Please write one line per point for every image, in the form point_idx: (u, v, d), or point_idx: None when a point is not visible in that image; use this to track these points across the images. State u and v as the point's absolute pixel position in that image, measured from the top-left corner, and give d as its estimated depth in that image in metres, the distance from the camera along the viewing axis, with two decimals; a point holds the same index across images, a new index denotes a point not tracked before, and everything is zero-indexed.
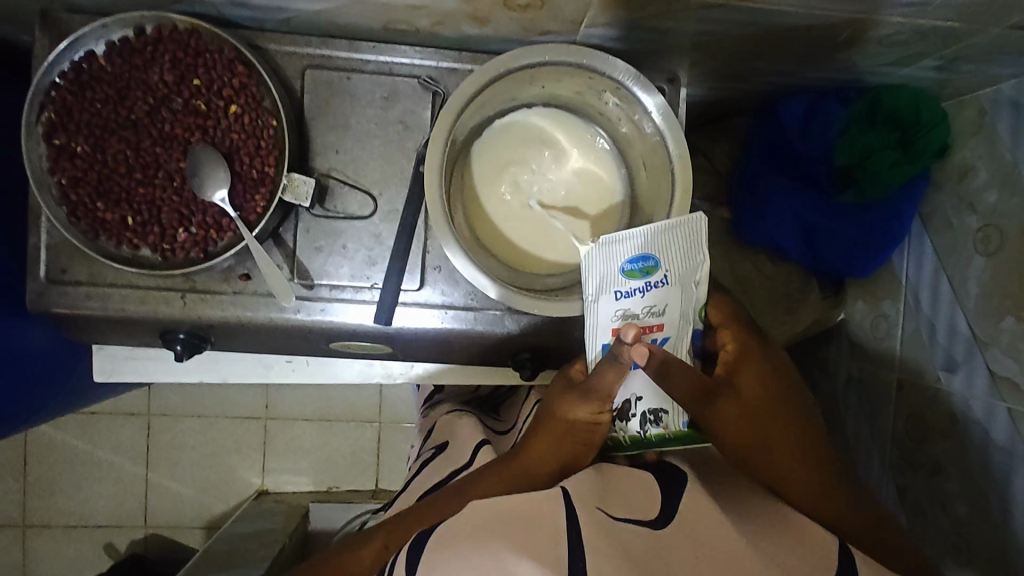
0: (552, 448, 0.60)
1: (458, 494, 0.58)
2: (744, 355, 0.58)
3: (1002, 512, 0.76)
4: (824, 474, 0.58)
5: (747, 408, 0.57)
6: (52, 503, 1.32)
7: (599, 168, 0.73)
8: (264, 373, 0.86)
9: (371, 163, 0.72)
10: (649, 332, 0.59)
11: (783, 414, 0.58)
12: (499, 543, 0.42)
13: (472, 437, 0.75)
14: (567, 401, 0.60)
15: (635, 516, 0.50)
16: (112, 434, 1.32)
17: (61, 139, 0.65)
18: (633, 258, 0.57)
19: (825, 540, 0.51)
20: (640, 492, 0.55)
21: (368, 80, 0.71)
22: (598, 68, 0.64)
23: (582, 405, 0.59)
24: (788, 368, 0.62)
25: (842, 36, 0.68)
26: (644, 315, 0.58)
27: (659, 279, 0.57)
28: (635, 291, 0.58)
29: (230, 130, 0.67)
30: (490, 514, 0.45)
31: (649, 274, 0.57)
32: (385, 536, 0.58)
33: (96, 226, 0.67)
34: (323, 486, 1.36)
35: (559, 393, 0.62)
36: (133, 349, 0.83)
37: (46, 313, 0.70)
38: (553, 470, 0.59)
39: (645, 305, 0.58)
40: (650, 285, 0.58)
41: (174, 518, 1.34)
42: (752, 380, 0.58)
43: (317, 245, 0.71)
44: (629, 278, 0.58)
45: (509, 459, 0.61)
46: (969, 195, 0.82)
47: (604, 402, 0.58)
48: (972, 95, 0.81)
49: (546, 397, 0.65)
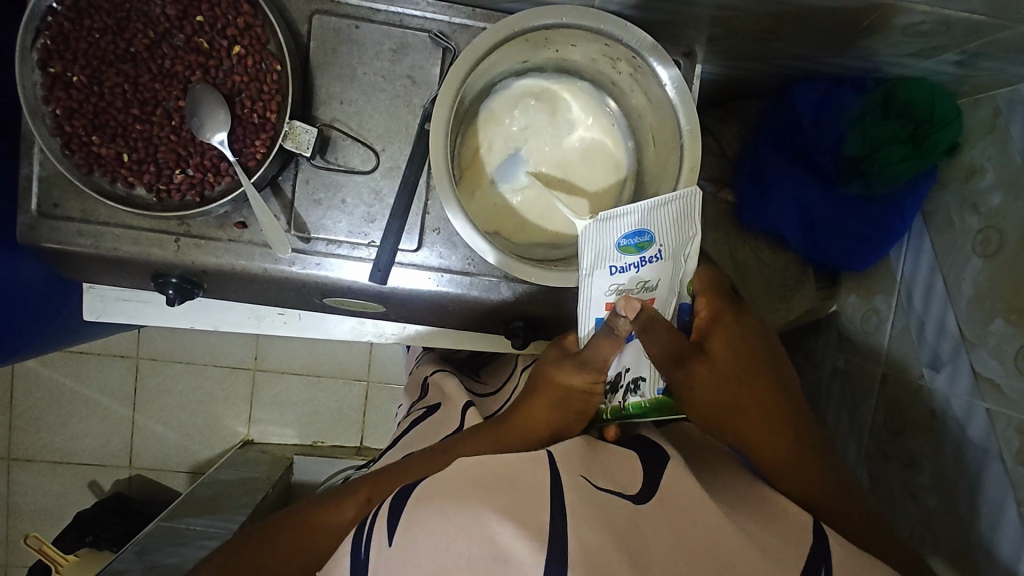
0: (545, 413, 0.61)
1: (446, 453, 0.59)
2: (719, 324, 0.60)
3: (970, 507, 0.78)
4: (801, 453, 0.59)
5: (722, 378, 0.58)
6: (38, 438, 1.33)
7: (608, 141, 0.72)
8: (256, 324, 0.86)
9: (375, 117, 0.70)
10: None
11: (763, 390, 0.60)
12: (481, 501, 0.42)
13: (460, 400, 0.76)
14: (561, 370, 0.62)
15: (615, 485, 0.50)
16: (100, 374, 1.33)
17: (56, 68, 0.63)
18: (629, 234, 0.56)
19: (800, 519, 0.52)
20: (621, 464, 0.55)
21: (377, 31, 0.69)
22: (615, 35, 0.63)
23: (577, 374, 0.61)
24: (762, 338, 0.63)
25: (865, 22, 0.66)
26: (637, 289, 0.58)
27: (653, 255, 0.57)
28: (630, 266, 0.58)
29: (233, 71, 0.65)
30: (474, 473, 0.45)
31: (643, 250, 0.57)
32: (370, 489, 0.58)
33: (91, 160, 0.65)
34: (308, 439, 1.38)
35: (553, 363, 0.64)
36: (124, 290, 0.82)
37: (36, 247, 0.68)
38: (542, 434, 0.61)
39: (639, 281, 0.58)
40: (645, 260, 0.57)
41: (159, 461, 1.36)
42: (726, 350, 0.59)
43: (316, 197, 0.70)
44: (623, 254, 0.57)
45: (498, 422, 0.62)
46: (973, 195, 0.82)
47: (601, 374, 0.60)
48: (988, 94, 0.80)
49: (538, 364, 0.67)
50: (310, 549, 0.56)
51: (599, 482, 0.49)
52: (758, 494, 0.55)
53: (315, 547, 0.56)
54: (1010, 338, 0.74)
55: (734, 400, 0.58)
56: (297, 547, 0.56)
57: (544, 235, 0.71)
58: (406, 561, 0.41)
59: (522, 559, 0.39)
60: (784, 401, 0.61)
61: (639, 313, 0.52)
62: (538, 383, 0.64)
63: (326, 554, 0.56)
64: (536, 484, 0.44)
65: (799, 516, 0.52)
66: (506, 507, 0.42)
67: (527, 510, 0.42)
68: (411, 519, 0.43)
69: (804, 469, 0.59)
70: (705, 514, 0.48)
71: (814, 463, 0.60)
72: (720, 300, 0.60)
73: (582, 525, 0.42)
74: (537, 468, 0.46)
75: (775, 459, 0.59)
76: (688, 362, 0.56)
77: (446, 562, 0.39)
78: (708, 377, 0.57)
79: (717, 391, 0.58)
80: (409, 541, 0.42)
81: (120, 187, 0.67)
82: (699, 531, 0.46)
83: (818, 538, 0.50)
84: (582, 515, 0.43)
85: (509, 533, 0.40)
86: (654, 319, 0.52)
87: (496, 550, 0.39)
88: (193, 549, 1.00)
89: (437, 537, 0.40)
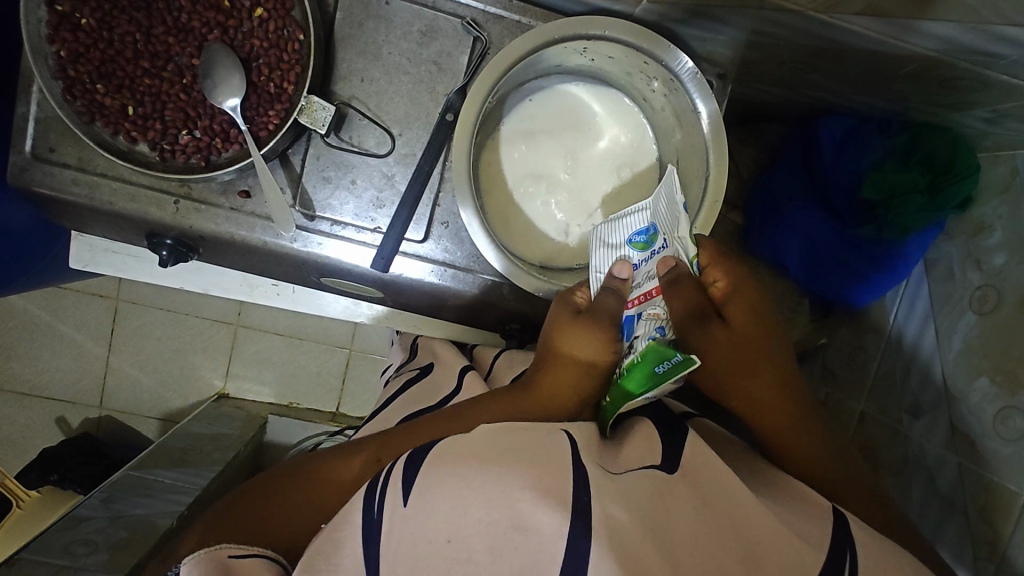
0: (563, 385, 0.58)
1: (454, 420, 0.56)
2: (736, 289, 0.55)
3: (947, 545, 0.78)
4: (809, 429, 0.58)
5: (737, 344, 0.55)
6: (8, 367, 1.29)
7: (630, 155, 0.71)
8: (248, 292, 0.85)
9: (395, 99, 0.68)
10: (650, 299, 0.54)
11: (780, 364, 0.57)
12: (497, 466, 0.41)
13: (457, 366, 0.72)
14: (569, 336, 0.57)
15: (638, 465, 0.48)
16: (78, 312, 1.30)
17: (65, 7, 0.61)
18: (638, 229, 0.55)
19: (813, 509, 0.48)
20: (640, 442, 0.52)
21: (407, 10, 0.66)
22: (654, 55, 0.62)
23: (586, 339, 0.56)
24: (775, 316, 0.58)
25: (908, 68, 0.65)
26: (644, 281, 0.55)
27: (660, 248, 0.53)
28: (639, 261, 0.55)
29: (252, 35, 0.63)
30: (494, 443, 0.44)
31: (652, 245, 0.54)
32: (378, 448, 0.56)
33: (93, 109, 0.62)
34: (284, 400, 1.37)
35: (561, 327, 0.58)
36: (113, 242, 0.79)
37: (27, 190, 0.65)
38: (567, 403, 0.57)
39: (647, 272, 0.54)
40: (654, 254, 0.54)
41: (131, 405, 1.33)
42: (744, 315, 0.55)
43: (325, 174, 0.67)
44: (632, 250, 0.55)
45: (515, 391, 0.59)
46: (978, 251, 0.82)
47: (613, 334, 0.55)
48: (1008, 153, 0.80)
49: (546, 327, 0.61)
50: (300, 508, 0.54)
51: (623, 467, 0.47)
52: (768, 475, 0.55)
53: (321, 497, 0.54)
54: (993, 398, 0.75)
55: (748, 367, 0.56)
56: (285, 508, 0.54)
57: (550, 245, 0.70)
58: (420, 522, 0.40)
59: (542, 529, 0.38)
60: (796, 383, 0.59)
61: (673, 269, 0.52)
62: (553, 350, 0.59)
63: (316, 521, 0.54)
64: (554, 447, 0.44)
65: (820, 499, 0.50)
66: (525, 474, 0.41)
67: (550, 479, 0.40)
68: (426, 481, 0.42)
69: (813, 446, 0.58)
70: (735, 496, 0.45)
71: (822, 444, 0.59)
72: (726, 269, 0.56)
73: (606, 497, 0.40)
74: (556, 442, 0.45)
75: (782, 432, 0.58)
76: (708, 325, 0.53)
77: (462, 527, 0.39)
78: (721, 342, 0.54)
79: (731, 358, 0.55)
80: (423, 502, 0.41)
81: (122, 141, 0.64)
82: (715, 512, 0.43)
83: (836, 523, 0.47)
84: (603, 485, 0.41)
85: (530, 501, 0.39)
86: (680, 275, 0.52)
87: (515, 518, 0.38)
88: (161, 502, 0.96)
89: (453, 498, 0.40)
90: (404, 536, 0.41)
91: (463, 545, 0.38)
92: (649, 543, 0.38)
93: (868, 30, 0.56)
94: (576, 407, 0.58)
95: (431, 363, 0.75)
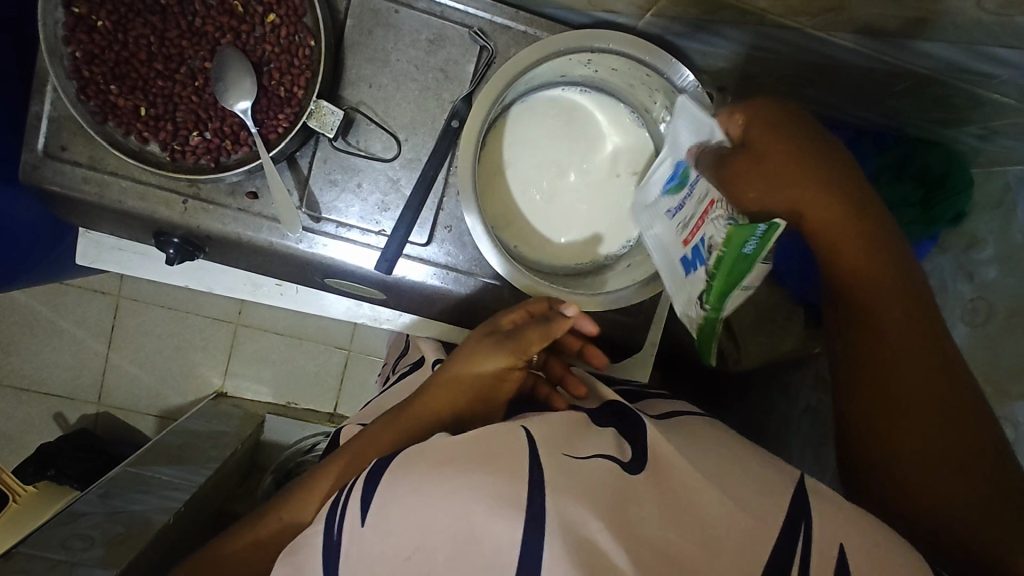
0: (451, 401, 0.57)
1: (373, 437, 0.56)
2: (765, 124, 0.52)
3: None
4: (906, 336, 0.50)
5: (780, 182, 0.50)
6: (7, 363, 1.30)
7: (632, 162, 0.73)
8: (251, 292, 0.86)
9: (402, 105, 0.69)
10: (700, 224, 0.54)
11: (886, 254, 0.51)
12: (451, 484, 0.40)
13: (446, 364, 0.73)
14: (478, 352, 0.58)
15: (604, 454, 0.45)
16: (80, 309, 1.31)
17: (82, 9, 0.62)
18: (671, 176, 0.60)
19: None
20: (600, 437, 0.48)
21: (416, 18, 0.68)
22: (657, 68, 0.64)
23: (492, 357, 0.57)
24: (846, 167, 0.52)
25: (902, 84, 0.66)
26: (692, 214, 0.56)
27: (691, 180, 0.56)
28: (682, 199, 0.58)
29: (265, 40, 0.64)
30: (451, 455, 0.43)
31: (684, 179, 0.57)
32: (360, 449, 0.56)
33: (105, 109, 0.63)
34: (282, 400, 1.37)
35: (473, 346, 0.60)
36: (120, 240, 0.80)
37: (38, 188, 0.66)
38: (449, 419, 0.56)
39: (693, 204, 0.56)
40: (689, 185, 0.57)
41: (129, 402, 1.33)
42: (786, 149, 0.51)
43: (332, 177, 0.69)
44: (674, 194, 0.59)
45: (408, 407, 0.57)
46: (970, 264, 0.83)
47: (519, 354, 0.57)
48: (1000, 169, 0.81)
49: (467, 345, 0.61)
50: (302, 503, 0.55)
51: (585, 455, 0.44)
52: None
53: (319, 497, 0.55)
54: None
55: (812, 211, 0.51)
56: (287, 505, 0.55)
57: (552, 250, 0.71)
58: (382, 541, 0.41)
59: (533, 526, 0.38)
60: (926, 291, 0.52)
61: (694, 154, 0.55)
62: (459, 363, 0.59)
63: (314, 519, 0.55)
64: (512, 447, 0.43)
65: None
66: (481, 488, 0.40)
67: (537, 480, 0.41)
68: (383, 499, 0.42)
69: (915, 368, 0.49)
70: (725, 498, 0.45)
71: (926, 362, 0.49)
72: (792, 128, 0.52)
73: (570, 495, 0.40)
74: (515, 446, 0.43)
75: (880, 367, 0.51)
76: (730, 164, 0.51)
77: (421, 544, 0.40)
78: (756, 180, 0.50)
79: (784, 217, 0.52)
80: (382, 524, 0.41)
81: (134, 141, 0.65)
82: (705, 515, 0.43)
83: None
84: (595, 487, 0.41)
85: (520, 494, 0.39)
86: (701, 155, 0.54)
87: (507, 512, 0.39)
88: (158, 499, 0.96)
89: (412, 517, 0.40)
90: (367, 555, 0.41)
91: (423, 560, 0.39)
92: (631, 539, 0.39)
93: (865, 47, 0.58)
94: (474, 426, 0.56)
95: (421, 358, 0.77)
